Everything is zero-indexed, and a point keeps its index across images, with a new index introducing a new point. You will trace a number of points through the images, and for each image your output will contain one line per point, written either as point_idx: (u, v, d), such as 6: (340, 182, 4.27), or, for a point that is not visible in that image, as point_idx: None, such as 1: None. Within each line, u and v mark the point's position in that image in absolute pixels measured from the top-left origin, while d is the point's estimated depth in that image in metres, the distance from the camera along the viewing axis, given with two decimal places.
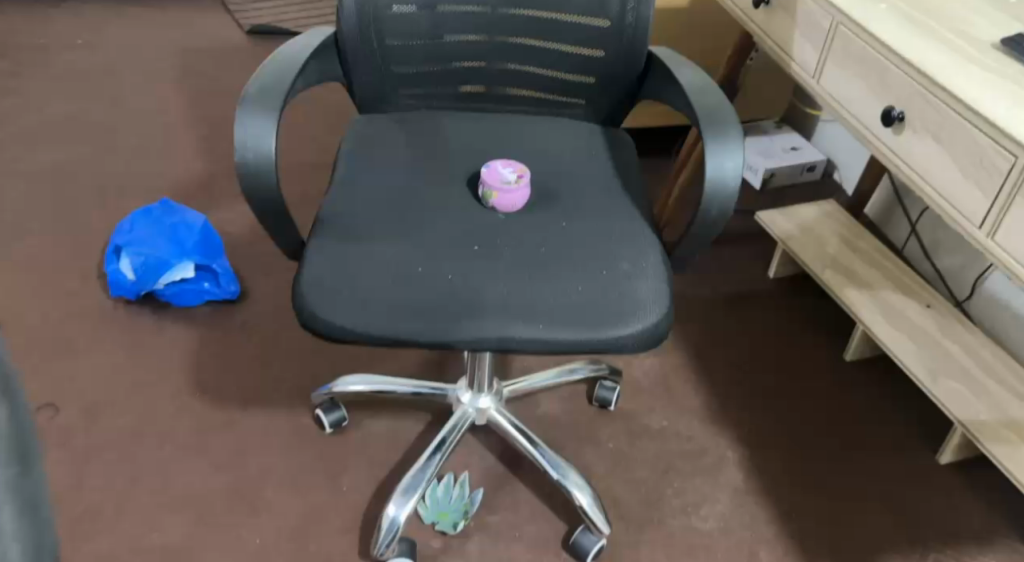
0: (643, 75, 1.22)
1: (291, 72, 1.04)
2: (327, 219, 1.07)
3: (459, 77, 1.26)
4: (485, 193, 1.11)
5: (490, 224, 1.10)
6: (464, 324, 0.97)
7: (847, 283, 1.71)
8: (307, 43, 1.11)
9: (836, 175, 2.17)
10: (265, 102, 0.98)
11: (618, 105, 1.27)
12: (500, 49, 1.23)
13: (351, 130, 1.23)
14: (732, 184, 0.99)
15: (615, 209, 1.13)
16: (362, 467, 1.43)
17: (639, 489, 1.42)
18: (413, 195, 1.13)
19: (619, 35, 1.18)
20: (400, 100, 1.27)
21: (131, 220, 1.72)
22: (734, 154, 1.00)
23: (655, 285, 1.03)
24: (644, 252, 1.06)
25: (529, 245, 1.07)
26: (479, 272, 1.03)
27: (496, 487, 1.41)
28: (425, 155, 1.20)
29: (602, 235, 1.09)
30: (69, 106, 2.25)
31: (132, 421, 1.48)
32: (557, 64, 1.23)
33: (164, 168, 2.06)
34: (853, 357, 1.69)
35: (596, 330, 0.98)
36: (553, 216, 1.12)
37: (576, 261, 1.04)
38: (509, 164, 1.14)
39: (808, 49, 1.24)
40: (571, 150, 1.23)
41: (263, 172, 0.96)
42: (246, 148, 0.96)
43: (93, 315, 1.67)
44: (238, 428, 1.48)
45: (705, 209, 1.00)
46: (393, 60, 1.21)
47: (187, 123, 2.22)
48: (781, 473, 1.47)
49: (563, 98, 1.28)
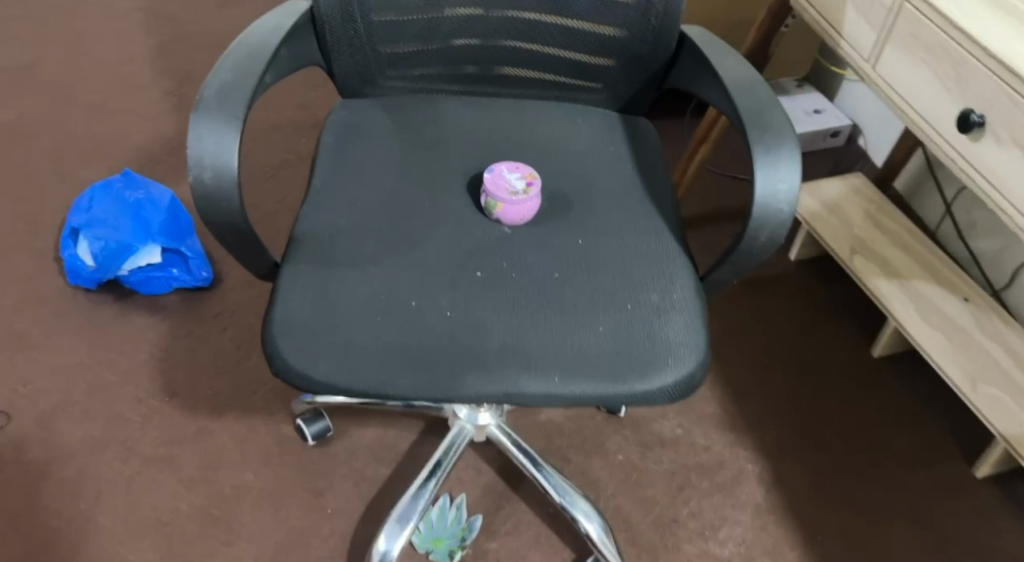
0: (672, 60, 1.05)
1: (259, 62, 0.86)
2: (306, 239, 0.91)
3: (457, 56, 1.08)
4: (490, 203, 0.96)
5: (494, 241, 0.95)
6: (466, 376, 0.82)
7: (878, 273, 1.57)
8: (280, 21, 0.93)
9: (861, 141, 2.01)
10: (226, 107, 0.81)
11: (642, 90, 1.09)
12: (504, 24, 1.04)
13: (332, 121, 1.06)
14: (787, 208, 0.83)
15: (638, 221, 0.98)
16: (348, 485, 1.31)
17: (650, 509, 1.31)
18: (404, 205, 0.97)
19: (645, 14, 1.00)
20: (388, 81, 1.09)
21: (89, 197, 1.55)
22: (790, 163, 0.84)
23: (690, 322, 0.87)
24: (675, 279, 0.91)
25: (540, 271, 0.92)
26: (485, 307, 0.87)
27: (495, 508, 1.29)
28: (419, 154, 1.03)
29: (624, 258, 0.93)
30: (23, 52, 2.04)
31: (95, 429, 1.35)
32: (571, 42, 1.05)
33: (127, 129, 1.87)
34: (881, 353, 1.54)
35: (622, 382, 0.83)
36: (567, 232, 0.97)
37: (595, 291, 0.90)
38: (516, 168, 0.99)
39: (862, 26, 1.07)
40: (586, 146, 1.07)
41: (223, 197, 0.80)
42: (203, 166, 0.79)
43: (50, 302, 1.52)
44: (212, 438, 1.35)
45: (752, 234, 0.85)
46: (378, 38, 1.03)
47: (154, 75, 2.02)
48: (804, 487, 1.36)
49: (577, 80, 1.10)
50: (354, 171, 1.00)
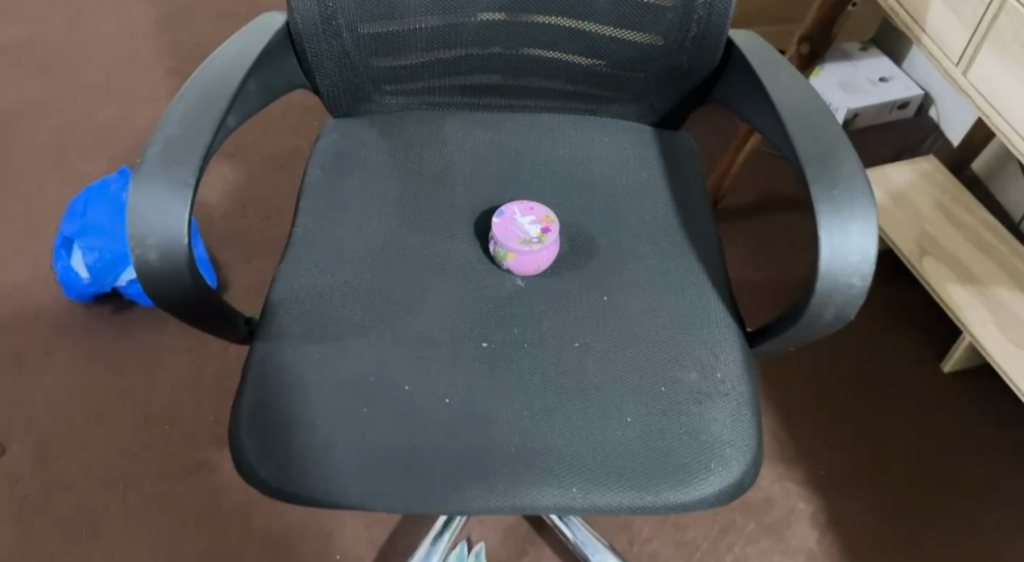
0: (717, 72, 0.89)
1: (219, 105, 0.72)
2: (282, 308, 0.78)
3: (463, 67, 0.92)
4: (499, 252, 0.83)
5: (505, 297, 0.82)
6: (467, 488, 0.69)
7: (950, 277, 1.40)
8: (249, 47, 0.78)
9: (933, 111, 1.81)
10: (174, 169, 0.68)
11: (680, 103, 0.94)
12: (518, 31, 0.88)
13: (319, 148, 0.92)
14: (859, 282, 0.67)
15: (676, 272, 0.83)
16: (358, 526, 1.22)
17: (690, 556, 1.18)
18: (400, 253, 0.84)
19: (685, 20, 0.84)
20: (384, 97, 0.94)
21: (84, 201, 1.45)
22: (863, 222, 0.67)
23: (737, 412, 0.73)
24: (719, 354, 0.76)
25: (558, 339, 0.78)
26: (491, 394, 0.74)
27: (518, 554, 1.18)
28: (418, 188, 0.89)
29: (656, 323, 0.78)
30: (22, 28, 1.91)
31: (92, 461, 1.26)
32: (597, 51, 0.89)
33: (130, 114, 1.75)
34: (952, 368, 1.38)
35: (653, 494, 0.69)
36: (590, 286, 0.82)
37: (622, 368, 0.75)
38: (530, 209, 0.85)
39: (952, 23, 0.90)
40: (614, 172, 0.92)
41: (175, 281, 0.68)
42: (147, 245, 0.67)
43: (45, 314, 1.42)
44: (215, 472, 1.26)
45: (815, 311, 0.69)
46: (369, 53, 0.87)
47: (160, 51, 1.88)
48: (863, 529, 1.22)
49: (605, 92, 0.94)
50: (341, 215, 0.86)
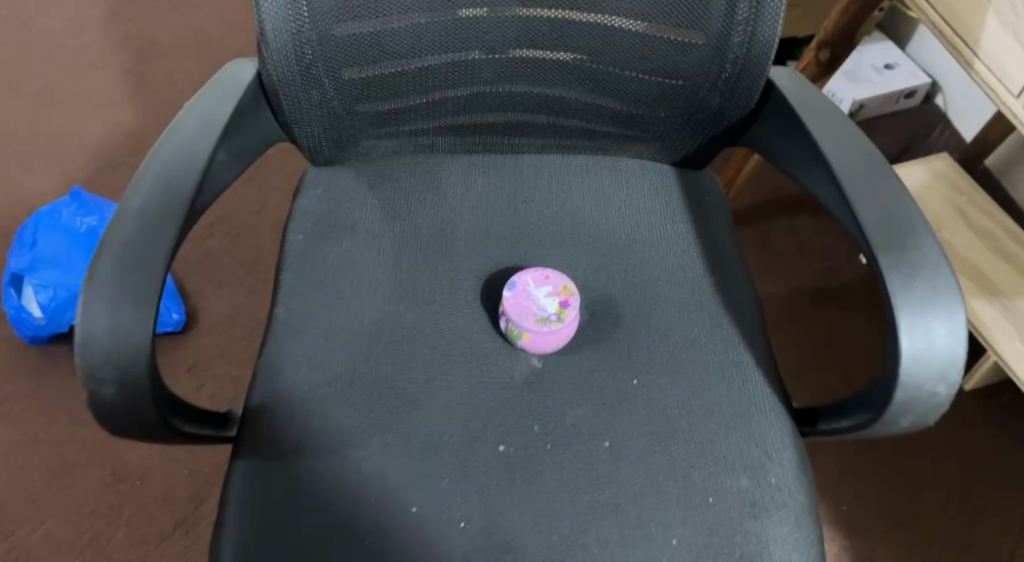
0: (751, 113, 0.78)
1: (181, 194, 0.61)
2: (267, 415, 0.68)
3: (461, 109, 0.80)
4: (512, 330, 0.72)
5: (520, 385, 0.71)
6: None
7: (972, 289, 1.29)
8: (216, 113, 0.67)
9: (939, 99, 1.71)
10: (130, 281, 0.57)
11: (708, 144, 0.83)
12: (526, 70, 0.76)
13: (301, 210, 0.80)
14: (945, 389, 0.60)
15: (714, 346, 0.73)
16: None
17: None
18: (400, 333, 0.73)
19: (718, 60, 0.73)
20: (371, 142, 0.81)
21: (33, 230, 1.32)
22: (948, 317, 0.59)
23: (794, 527, 0.65)
24: (770, 452, 0.68)
25: (587, 440, 0.68)
26: (516, 516, 0.64)
27: None
28: (418, 252, 0.78)
29: (697, 416, 0.69)
30: None
31: (57, 526, 1.15)
32: (617, 90, 0.78)
33: (81, 122, 1.59)
34: (973, 386, 1.30)
35: None
36: (616, 368, 0.72)
37: (663, 477, 0.66)
38: (545, 277, 0.75)
39: (1015, 51, 0.84)
40: (637, 226, 0.81)
41: (139, 411, 0.58)
42: (100, 377, 0.56)
43: None
44: (194, 534, 1.16)
45: (893, 418, 0.61)
46: (355, 98, 0.75)
47: (109, 49, 1.72)
48: None
49: (624, 133, 0.83)
50: (329, 291, 0.75)
